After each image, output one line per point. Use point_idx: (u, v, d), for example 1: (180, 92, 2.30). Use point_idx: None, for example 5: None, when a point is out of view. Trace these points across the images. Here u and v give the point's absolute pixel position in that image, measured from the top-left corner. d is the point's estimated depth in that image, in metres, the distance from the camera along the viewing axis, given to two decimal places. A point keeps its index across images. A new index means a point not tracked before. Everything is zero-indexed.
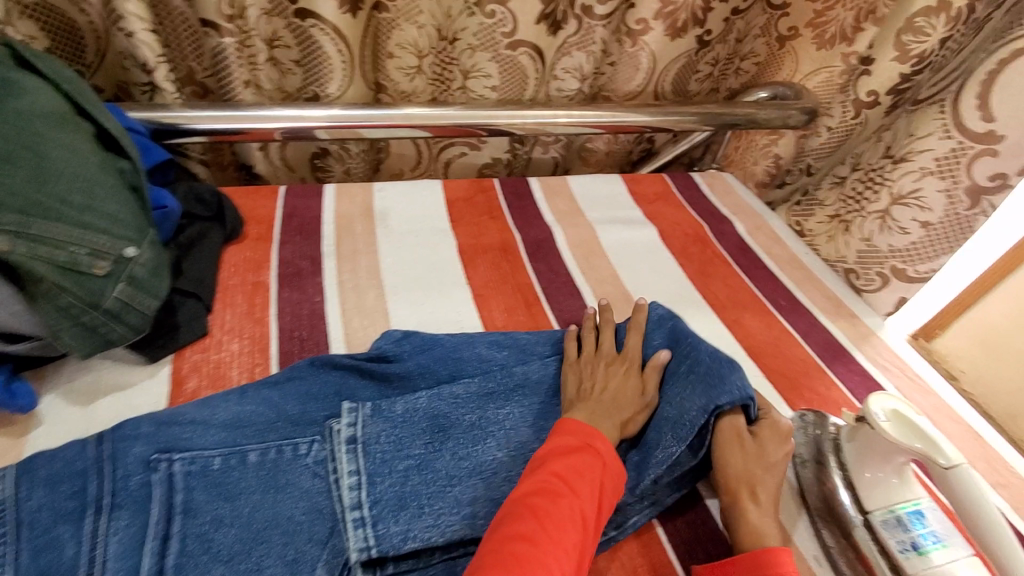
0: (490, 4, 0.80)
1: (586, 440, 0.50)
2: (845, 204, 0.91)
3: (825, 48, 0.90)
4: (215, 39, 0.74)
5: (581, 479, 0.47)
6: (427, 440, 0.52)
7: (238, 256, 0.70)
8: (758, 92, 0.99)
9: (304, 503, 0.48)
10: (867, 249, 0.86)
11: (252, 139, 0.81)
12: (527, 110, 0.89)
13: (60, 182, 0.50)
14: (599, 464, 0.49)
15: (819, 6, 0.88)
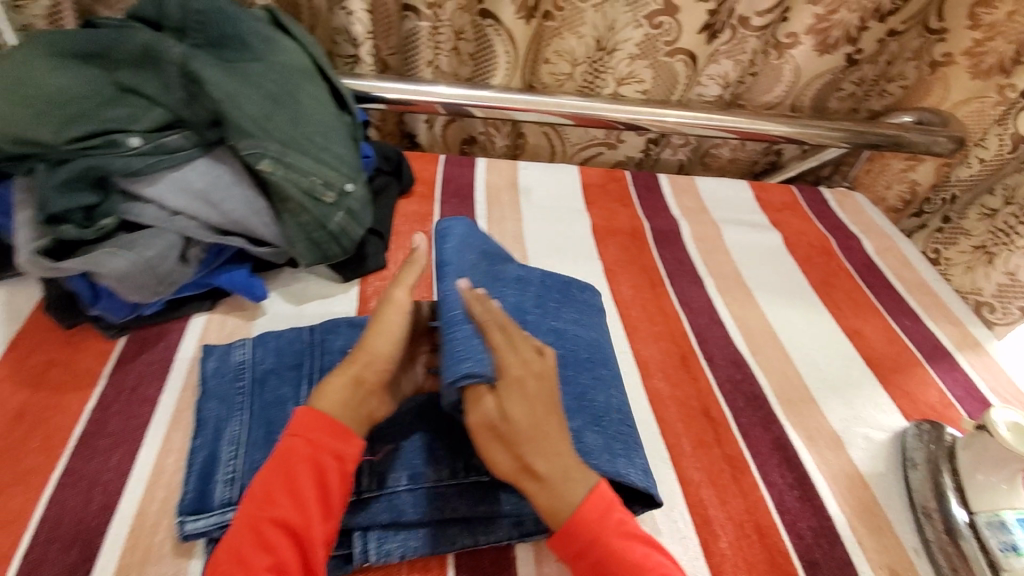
0: (660, 16, 0.87)
1: (290, 431, 0.45)
2: (993, 236, 0.88)
3: (979, 78, 0.90)
4: (413, 22, 0.87)
5: (283, 484, 0.43)
6: None
7: (409, 208, 0.81)
8: (902, 117, 0.99)
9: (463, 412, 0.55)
10: (1008, 283, 0.85)
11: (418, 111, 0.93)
12: (670, 109, 0.95)
13: (308, 124, 0.63)
14: (310, 459, 0.44)
15: (979, 35, 0.87)
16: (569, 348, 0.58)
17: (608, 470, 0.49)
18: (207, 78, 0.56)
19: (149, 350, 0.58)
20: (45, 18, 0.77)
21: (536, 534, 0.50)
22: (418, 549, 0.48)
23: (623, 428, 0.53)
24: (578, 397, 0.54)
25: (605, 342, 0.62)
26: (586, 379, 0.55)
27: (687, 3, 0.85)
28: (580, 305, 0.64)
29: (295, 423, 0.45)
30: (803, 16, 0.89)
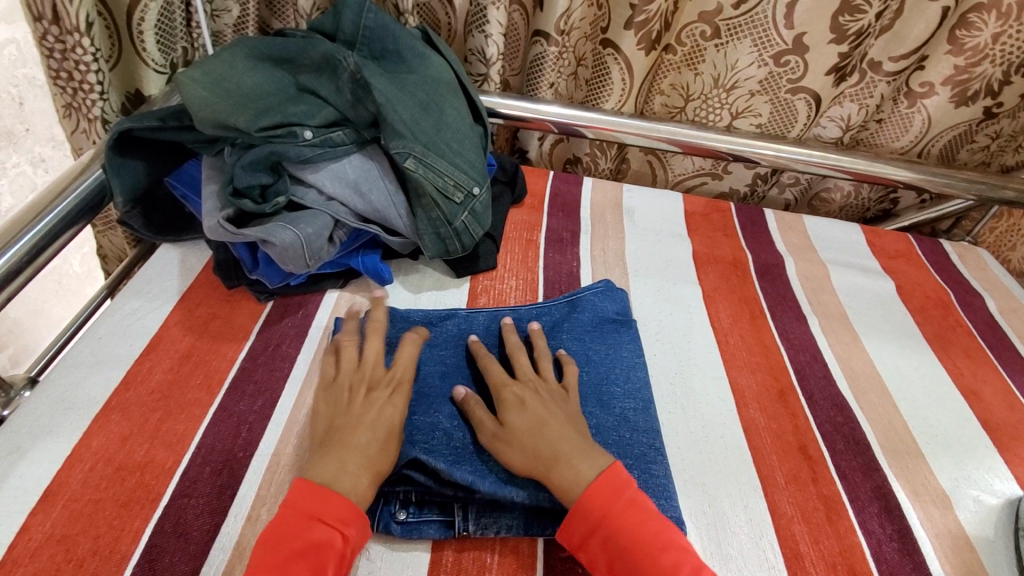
0: (787, 55, 0.87)
1: (318, 510, 0.45)
2: None
3: None
4: (542, 48, 0.91)
5: (302, 558, 0.43)
6: None
7: (518, 217, 0.87)
8: None
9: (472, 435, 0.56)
10: None
11: (533, 128, 0.99)
12: (785, 146, 0.95)
13: (447, 132, 0.70)
14: (324, 537, 0.44)
15: None
16: None
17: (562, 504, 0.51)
18: (375, 85, 0.65)
19: (290, 315, 0.66)
20: (233, 27, 0.90)
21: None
22: (511, 528, 0.51)
23: None
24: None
25: (566, 367, 0.62)
26: None
27: (817, 44, 0.85)
28: (528, 335, 0.66)
29: (333, 502, 0.46)
30: (940, 67, 0.86)
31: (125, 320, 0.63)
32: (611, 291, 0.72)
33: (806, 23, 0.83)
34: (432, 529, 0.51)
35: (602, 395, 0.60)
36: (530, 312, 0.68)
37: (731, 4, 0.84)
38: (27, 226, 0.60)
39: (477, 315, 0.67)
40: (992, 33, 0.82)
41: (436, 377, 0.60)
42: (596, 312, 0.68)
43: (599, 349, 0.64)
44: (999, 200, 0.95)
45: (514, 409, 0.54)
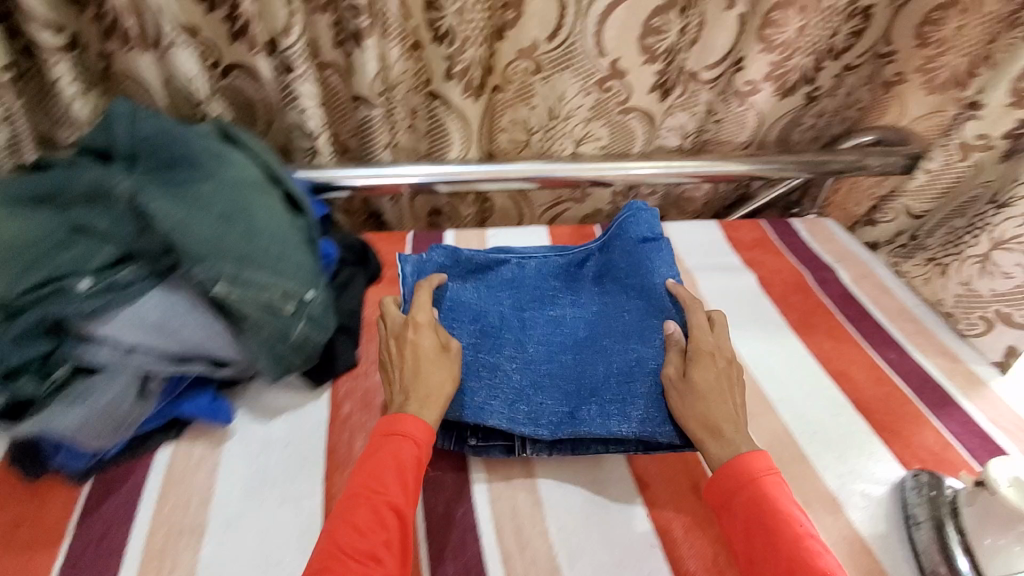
0: (609, 81, 0.87)
1: (394, 430, 0.58)
2: (946, 247, 0.88)
3: (935, 93, 0.94)
4: (365, 111, 0.86)
5: (386, 469, 0.55)
6: (577, 354, 0.70)
7: (378, 296, 0.81)
8: (862, 136, 1.03)
9: (532, 373, 0.68)
10: (966, 292, 0.83)
11: (383, 192, 0.94)
12: (628, 163, 0.96)
13: (263, 237, 0.62)
14: (403, 448, 0.57)
15: (931, 53, 0.91)
16: (568, 333, 0.72)
17: (602, 432, 0.63)
18: (156, 213, 0.57)
19: (114, 494, 0.57)
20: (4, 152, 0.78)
21: (660, 449, 0.66)
22: (561, 452, 0.66)
23: (619, 387, 0.66)
24: (578, 378, 0.68)
25: (606, 310, 0.73)
26: (585, 357, 0.69)
27: (634, 66, 0.85)
28: (577, 285, 0.77)
29: (406, 423, 0.58)
30: (757, 65, 0.89)
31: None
32: (638, 212, 0.78)
33: (618, 48, 0.82)
34: (498, 450, 0.66)
35: (637, 329, 0.69)
36: (576, 258, 0.79)
37: (546, 38, 0.82)
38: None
39: (528, 261, 0.78)
40: (797, 28, 0.85)
41: (495, 316, 0.71)
42: (631, 245, 0.76)
43: (635, 283, 0.73)
44: (828, 172, 1.00)
45: (703, 369, 0.63)
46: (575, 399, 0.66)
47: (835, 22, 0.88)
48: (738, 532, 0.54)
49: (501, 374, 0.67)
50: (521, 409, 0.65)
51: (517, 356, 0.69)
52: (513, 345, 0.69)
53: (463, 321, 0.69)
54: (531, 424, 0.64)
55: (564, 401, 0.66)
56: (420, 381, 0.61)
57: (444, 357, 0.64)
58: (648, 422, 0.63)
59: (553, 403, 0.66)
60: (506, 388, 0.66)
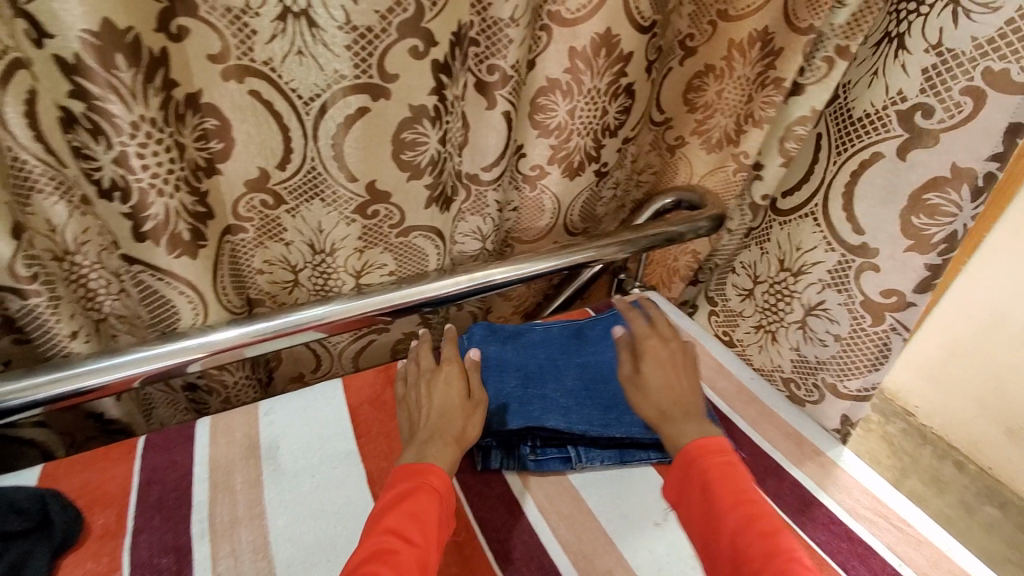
0: (372, 205, 0.70)
1: (422, 482, 0.55)
2: (764, 314, 0.89)
3: (715, 151, 0.89)
4: (19, 302, 0.59)
5: (410, 522, 0.51)
6: (606, 385, 0.76)
7: (76, 572, 0.54)
8: (663, 199, 0.94)
9: (571, 396, 0.73)
10: (798, 359, 0.85)
11: (106, 393, 0.67)
12: (432, 283, 0.80)
13: None
14: (431, 500, 0.54)
15: (700, 116, 0.87)
16: (597, 372, 0.78)
17: (644, 432, 0.70)
18: None
19: None
20: None
21: None
22: (612, 461, 0.70)
23: None
24: (613, 398, 0.74)
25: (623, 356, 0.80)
26: (614, 386, 0.75)
27: (398, 186, 0.70)
28: (593, 340, 0.82)
29: (432, 474, 0.56)
30: (539, 149, 0.82)
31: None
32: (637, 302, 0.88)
33: (370, 170, 0.67)
34: (557, 466, 0.69)
35: None
36: (587, 322, 0.85)
37: (276, 165, 0.64)
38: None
39: (549, 326, 0.84)
40: (567, 110, 0.78)
41: (532, 364, 0.77)
42: (636, 314, 0.85)
43: None
44: (639, 250, 0.92)
45: (653, 365, 0.68)
46: (614, 411, 0.72)
47: (601, 102, 0.79)
48: (694, 520, 0.55)
49: (548, 399, 0.72)
50: (572, 416, 0.70)
51: (558, 387, 0.74)
52: (552, 381, 0.75)
53: (507, 370, 0.75)
54: (585, 425, 0.69)
55: (606, 411, 0.72)
56: (449, 423, 0.62)
57: (467, 402, 0.65)
58: None
59: (596, 412, 0.71)
60: (552, 406, 0.71)
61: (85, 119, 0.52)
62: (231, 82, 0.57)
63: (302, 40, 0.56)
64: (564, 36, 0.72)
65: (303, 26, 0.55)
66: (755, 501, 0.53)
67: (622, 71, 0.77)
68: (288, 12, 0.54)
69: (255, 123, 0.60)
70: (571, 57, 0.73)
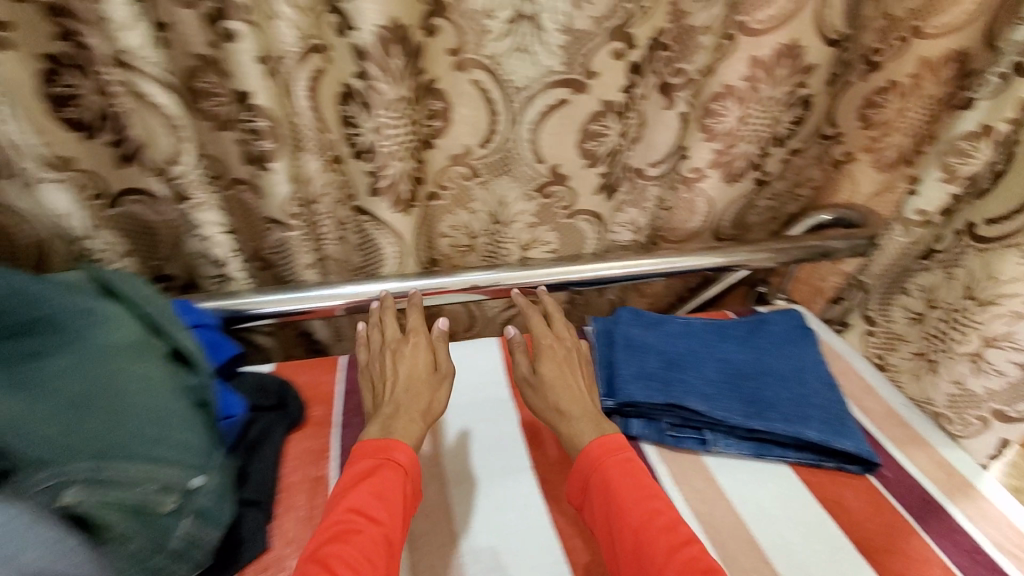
0: (551, 186, 0.81)
1: (383, 460, 0.60)
2: (929, 342, 0.84)
3: (884, 170, 0.89)
4: (279, 233, 0.77)
5: (374, 500, 0.56)
6: (747, 380, 0.79)
7: (301, 447, 0.69)
8: (821, 215, 0.96)
9: (712, 385, 0.77)
10: (959, 393, 0.79)
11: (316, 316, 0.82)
12: (588, 265, 0.89)
13: (134, 419, 0.52)
14: (394, 476, 0.59)
15: (874, 134, 0.87)
16: (737, 368, 0.81)
17: (786, 429, 0.72)
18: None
19: None
20: None
21: (833, 460, 0.74)
22: (746, 451, 0.74)
23: (790, 405, 0.76)
24: (754, 394, 0.77)
25: (764, 357, 0.83)
26: (755, 382, 0.78)
27: (576, 171, 0.79)
28: (733, 338, 0.85)
29: (395, 450, 0.61)
30: (702, 152, 0.84)
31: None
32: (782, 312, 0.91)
33: (558, 155, 0.77)
34: (691, 445, 0.75)
35: (795, 375, 0.80)
36: (729, 321, 0.89)
37: (478, 144, 0.76)
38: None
39: (691, 320, 0.88)
40: (737, 116, 0.80)
41: (673, 351, 0.82)
42: (781, 324, 0.88)
43: (783, 347, 0.84)
44: (790, 260, 0.94)
45: (547, 364, 0.74)
46: (755, 405, 0.75)
47: (775, 111, 0.82)
48: (597, 522, 0.60)
49: (689, 383, 0.77)
50: (713, 403, 0.74)
51: (698, 375, 0.79)
52: (693, 369, 0.79)
53: (651, 352, 0.81)
54: (727, 413, 0.73)
55: (747, 405, 0.75)
56: (414, 399, 0.67)
57: (432, 377, 0.70)
58: (825, 430, 0.73)
59: (737, 404, 0.75)
60: (693, 391, 0.76)
61: (359, 95, 0.66)
62: (460, 73, 0.69)
63: (525, 39, 0.67)
64: (749, 45, 0.74)
65: (528, 27, 0.66)
66: (659, 504, 0.58)
67: (801, 82, 0.80)
68: (517, 18, 0.65)
69: (472, 108, 0.72)
70: (752, 66, 0.76)
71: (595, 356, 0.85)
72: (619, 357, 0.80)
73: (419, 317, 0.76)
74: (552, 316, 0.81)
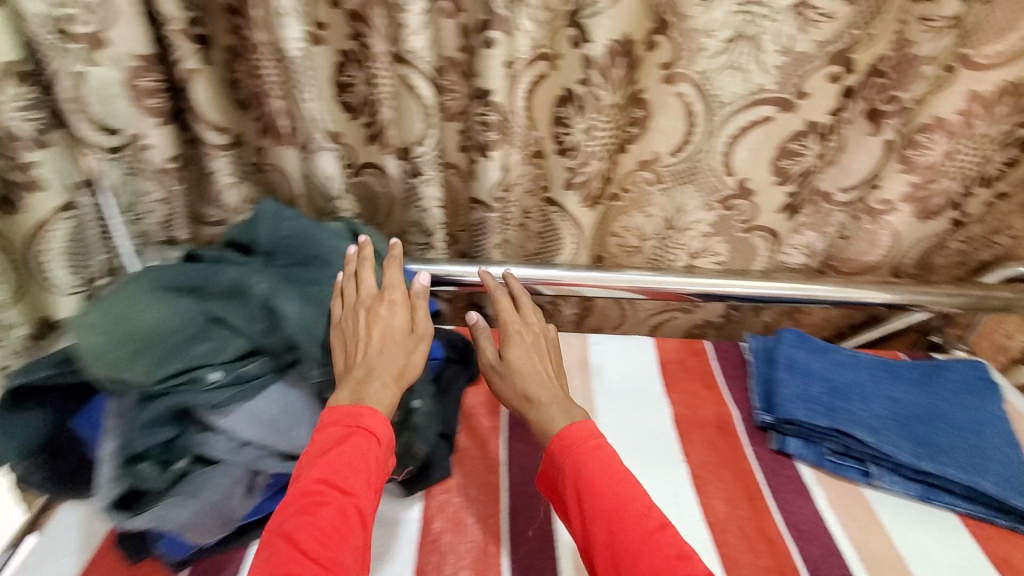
0: (734, 200, 0.84)
1: (354, 426, 0.57)
2: None
3: None
4: (481, 213, 0.87)
5: (353, 469, 0.54)
6: (920, 422, 0.75)
7: (476, 398, 0.81)
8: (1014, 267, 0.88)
9: (880, 420, 0.75)
10: None
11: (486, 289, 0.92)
12: (753, 280, 0.90)
13: (377, 344, 0.66)
14: (371, 444, 0.56)
15: None
16: (908, 408, 0.77)
17: (961, 476, 0.70)
18: (288, 314, 0.60)
19: None
20: (160, 225, 0.83)
21: (1012, 519, 0.70)
22: (913, 491, 0.72)
23: (968, 454, 0.72)
24: (927, 436, 0.74)
25: (941, 402, 0.78)
26: (928, 425, 0.75)
27: (763, 186, 0.82)
28: (905, 377, 0.82)
29: (364, 415, 0.58)
30: (896, 184, 0.81)
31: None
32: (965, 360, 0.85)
33: (748, 170, 0.80)
34: (853, 475, 0.74)
35: (977, 427, 0.76)
36: (900, 360, 0.84)
37: (668, 152, 0.81)
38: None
39: (857, 353, 0.85)
40: (944, 151, 0.77)
41: (838, 379, 0.80)
42: (963, 372, 0.82)
43: (964, 396, 0.79)
44: (981, 309, 0.87)
45: (517, 349, 0.75)
46: (928, 448, 0.72)
47: (987, 150, 0.78)
48: (569, 508, 0.58)
49: (855, 413, 0.75)
50: (881, 437, 0.73)
51: (865, 407, 0.77)
52: (860, 400, 0.77)
53: (814, 376, 0.80)
54: (896, 449, 0.72)
55: (918, 446, 0.73)
56: (389, 360, 0.63)
57: (406, 338, 0.66)
58: (1006, 485, 0.70)
59: (908, 443, 0.73)
60: (860, 422, 0.74)
61: (578, 98, 0.75)
62: (668, 86, 0.75)
63: (739, 58, 0.72)
64: (970, 79, 0.72)
65: (747, 47, 0.71)
66: (631, 496, 0.56)
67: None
68: (735, 38, 0.70)
69: (672, 119, 0.78)
70: (969, 99, 0.73)
71: (754, 373, 0.86)
72: (781, 376, 0.80)
73: (399, 272, 0.70)
74: (519, 299, 0.83)
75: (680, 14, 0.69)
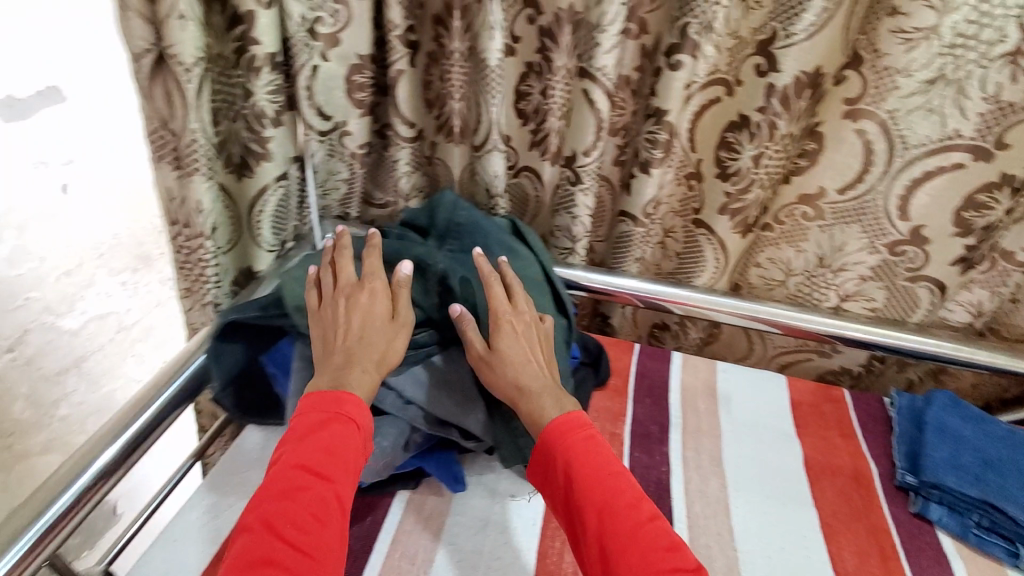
0: (904, 245, 0.81)
1: (335, 414, 0.58)
2: None
3: None
4: (628, 226, 0.88)
5: (331, 457, 0.56)
6: None
7: (601, 403, 0.83)
8: None
9: None
10: None
11: (616, 300, 0.93)
12: (908, 332, 0.84)
13: None
14: (348, 432, 0.58)
15: None
16: None
17: None
18: (459, 290, 0.71)
19: (357, 522, 0.66)
20: (339, 202, 0.95)
21: None
22: None
23: None
24: None
25: None
26: None
27: (940, 237, 0.79)
28: None
29: (347, 402, 0.59)
30: None
31: (172, 552, 0.63)
32: None
33: (926, 216, 0.77)
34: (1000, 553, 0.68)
35: None
36: None
37: (837, 189, 0.79)
38: (69, 481, 0.59)
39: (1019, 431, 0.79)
40: None
41: (993, 453, 0.75)
42: None
43: None
44: None
45: (506, 338, 0.67)
46: None
47: None
48: (558, 499, 0.58)
49: (1010, 492, 0.70)
50: None
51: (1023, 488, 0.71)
52: (1018, 480, 0.72)
53: (965, 444, 0.75)
54: None
55: None
56: (369, 346, 0.64)
57: (387, 328, 0.67)
58: None
59: None
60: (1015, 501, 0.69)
61: (753, 125, 0.76)
62: (849, 121, 0.74)
63: (938, 100, 0.69)
64: None
65: (949, 91, 0.68)
66: (620, 487, 0.56)
67: None
68: (937, 78, 0.68)
69: (847, 155, 0.76)
70: None
71: (895, 429, 0.82)
72: (929, 438, 0.76)
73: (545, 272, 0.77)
74: (512, 286, 0.72)
75: (878, 51, 0.68)
